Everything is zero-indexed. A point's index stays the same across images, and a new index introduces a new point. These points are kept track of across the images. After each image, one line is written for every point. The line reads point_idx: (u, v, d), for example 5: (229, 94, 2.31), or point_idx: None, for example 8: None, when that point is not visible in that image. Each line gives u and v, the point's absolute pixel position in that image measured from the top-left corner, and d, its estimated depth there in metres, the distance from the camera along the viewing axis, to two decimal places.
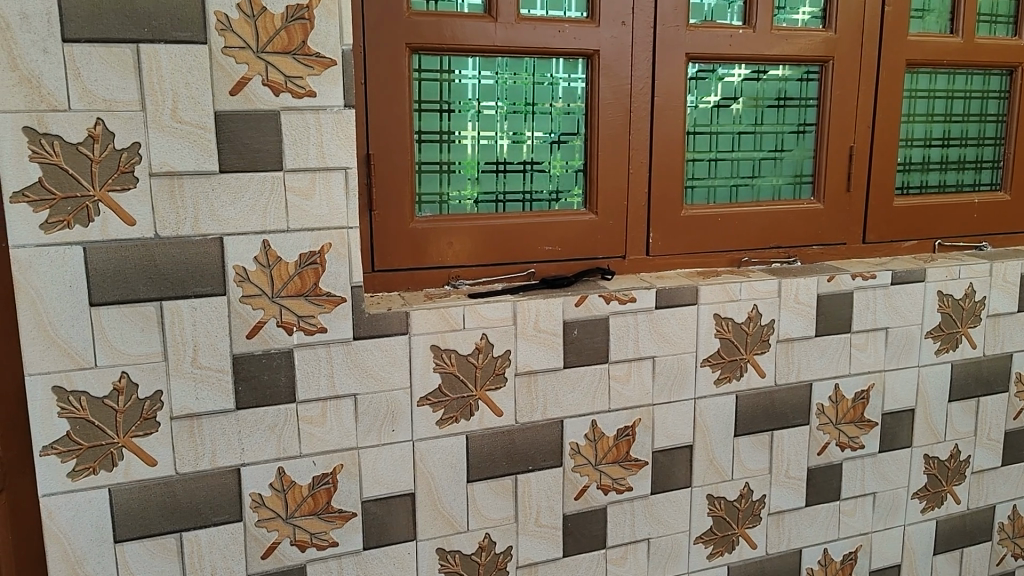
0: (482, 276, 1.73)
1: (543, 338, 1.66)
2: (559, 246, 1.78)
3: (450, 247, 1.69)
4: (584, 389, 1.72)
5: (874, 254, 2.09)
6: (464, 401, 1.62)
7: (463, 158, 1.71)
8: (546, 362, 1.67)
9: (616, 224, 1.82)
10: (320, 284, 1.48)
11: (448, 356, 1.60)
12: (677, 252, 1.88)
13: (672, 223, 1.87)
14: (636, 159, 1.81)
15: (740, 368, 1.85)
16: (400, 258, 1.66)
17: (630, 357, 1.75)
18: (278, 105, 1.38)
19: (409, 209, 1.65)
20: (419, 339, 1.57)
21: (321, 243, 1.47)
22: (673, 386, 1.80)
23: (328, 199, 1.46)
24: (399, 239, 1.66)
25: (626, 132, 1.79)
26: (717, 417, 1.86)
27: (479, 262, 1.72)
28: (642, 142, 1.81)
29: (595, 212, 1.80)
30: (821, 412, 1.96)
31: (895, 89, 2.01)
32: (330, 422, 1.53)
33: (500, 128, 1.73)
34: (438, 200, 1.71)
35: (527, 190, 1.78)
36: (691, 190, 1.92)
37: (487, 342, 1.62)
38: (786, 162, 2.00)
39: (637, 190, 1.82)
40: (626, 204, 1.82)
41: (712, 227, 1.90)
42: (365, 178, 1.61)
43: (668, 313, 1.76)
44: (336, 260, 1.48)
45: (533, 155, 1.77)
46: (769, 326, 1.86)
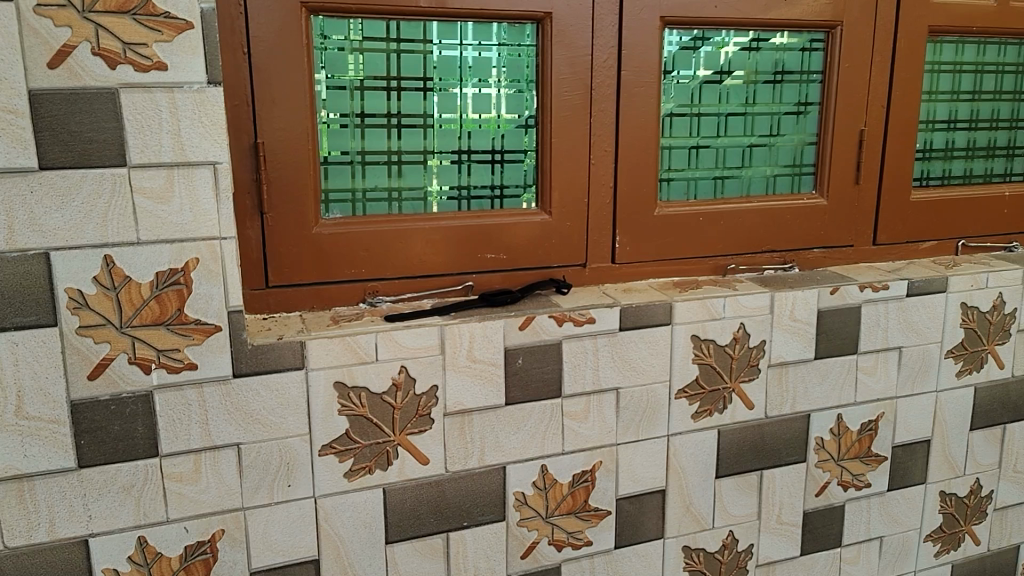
0: (406, 291, 1.42)
1: (478, 370, 1.35)
2: (503, 254, 1.46)
3: (365, 257, 1.38)
4: (531, 429, 1.41)
5: (886, 257, 1.77)
6: (378, 448, 1.32)
7: (382, 146, 1.39)
8: (482, 399, 1.37)
9: (573, 226, 1.50)
10: (185, 311, 1.17)
11: (357, 395, 1.29)
12: (649, 259, 1.57)
13: (644, 224, 1.55)
14: (598, 147, 1.48)
15: (723, 399, 1.54)
16: (300, 271, 1.35)
17: (588, 390, 1.44)
18: (114, 81, 1.08)
19: (311, 210, 1.34)
20: (319, 375, 1.26)
21: (184, 258, 1.16)
22: (641, 423, 1.49)
23: (192, 203, 1.15)
24: (299, 248, 1.34)
25: (586, 114, 1.46)
26: (695, 457, 1.55)
27: (402, 274, 1.41)
28: (607, 127, 1.48)
29: (548, 212, 1.48)
30: (820, 447, 1.65)
31: (915, 62, 1.68)
32: (205, 479, 1.23)
33: (429, 110, 1.41)
34: (350, 198, 1.39)
35: (464, 185, 1.46)
36: (669, 184, 1.59)
37: (407, 377, 1.31)
38: (782, 148, 1.67)
39: (600, 185, 1.50)
40: (586, 202, 1.50)
41: (692, 228, 1.58)
42: (253, 172, 1.29)
43: (635, 336, 1.45)
44: (206, 280, 1.18)
45: (472, 142, 1.45)
46: (758, 348, 1.54)
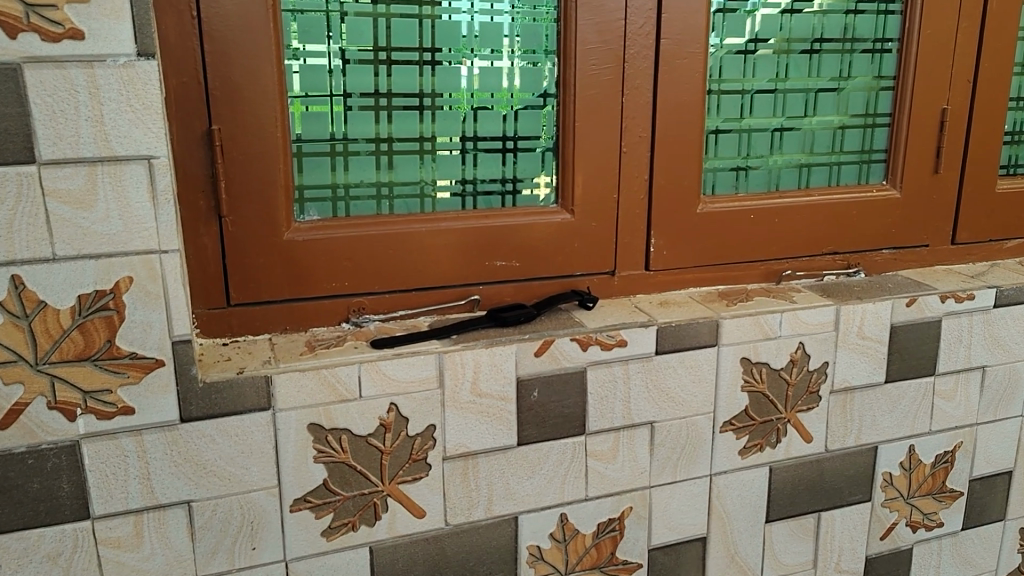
0: (398, 307, 1.19)
1: (484, 406, 1.12)
2: (516, 261, 1.22)
3: (347, 267, 1.15)
4: (549, 473, 1.18)
5: (965, 259, 1.51)
6: (364, 501, 1.09)
7: (368, 133, 1.15)
8: (490, 439, 1.13)
9: (599, 228, 1.25)
10: (117, 342, 0.95)
11: (337, 439, 1.06)
12: (690, 265, 1.32)
13: (684, 224, 1.29)
14: (630, 132, 1.23)
15: (777, 432, 1.29)
16: (269, 285, 1.12)
17: (616, 425, 1.20)
18: (15, 53, 0.84)
19: (281, 211, 1.10)
20: (289, 417, 1.03)
21: (114, 278, 0.93)
22: (680, 462, 1.25)
23: (122, 209, 0.92)
24: (267, 257, 1.11)
25: (617, 92, 1.21)
26: (742, 500, 1.31)
27: (392, 287, 1.18)
28: (641, 108, 1.23)
29: (569, 211, 1.24)
30: (887, 484, 1.41)
31: (1009, 27, 1.40)
32: (149, 545, 1.01)
33: (426, 87, 1.16)
34: (330, 196, 1.15)
35: (469, 178, 1.22)
36: (715, 175, 1.33)
37: (397, 416, 1.08)
38: (850, 132, 1.40)
39: (632, 179, 1.25)
40: (615, 199, 1.25)
41: (741, 228, 1.33)
42: (208, 166, 1.06)
43: (674, 360, 1.20)
44: (143, 305, 0.95)
45: (478, 127, 1.20)
46: (819, 371, 1.29)
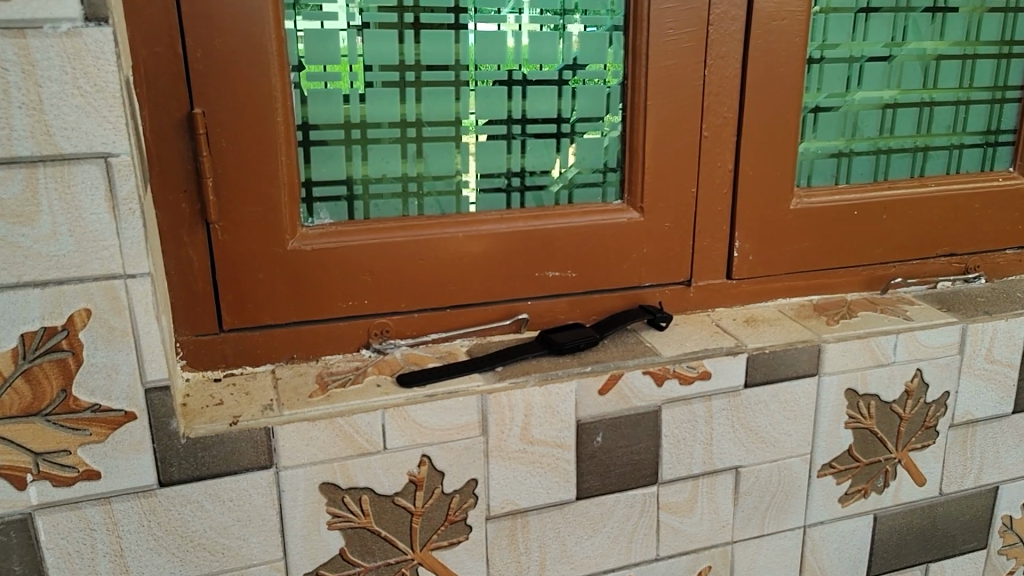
0: (430, 328, 0.97)
1: (536, 456, 0.91)
2: (571, 271, 1.01)
3: (366, 282, 0.93)
4: (613, 530, 0.97)
5: None
6: (389, 571, 0.90)
7: (392, 115, 0.92)
8: (543, 495, 0.92)
9: (674, 229, 1.03)
10: (74, 392, 0.75)
11: (356, 501, 0.86)
12: (779, 272, 1.09)
13: (775, 224, 1.06)
14: (713, 112, 1.00)
15: (884, 474, 1.07)
16: (272, 306, 0.91)
17: (695, 473, 0.98)
18: None
19: (284, 214, 0.89)
20: (296, 477, 0.83)
21: (67, 312, 0.72)
22: (769, 513, 1.04)
23: (73, 222, 0.70)
24: (268, 272, 0.90)
25: (698, 62, 0.98)
26: (839, 554, 1.09)
27: (423, 304, 0.96)
28: (727, 82, 1.00)
29: (638, 209, 1.01)
30: (1006, 529, 1.19)
31: None
32: None
33: (464, 57, 0.93)
34: (345, 194, 0.93)
35: (516, 169, 0.99)
36: (812, 162, 1.10)
37: (430, 471, 0.88)
38: (974, 108, 1.15)
39: (713, 169, 1.02)
40: (693, 193, 1.02)
41: (843, 228, 1.10)
42: (191, 161, 0.84)
43: (766, 394, 0.98)
44: (106, 344, 0.74)
45: (527, 105, 0.98)
46: (937, 403, 1.07)
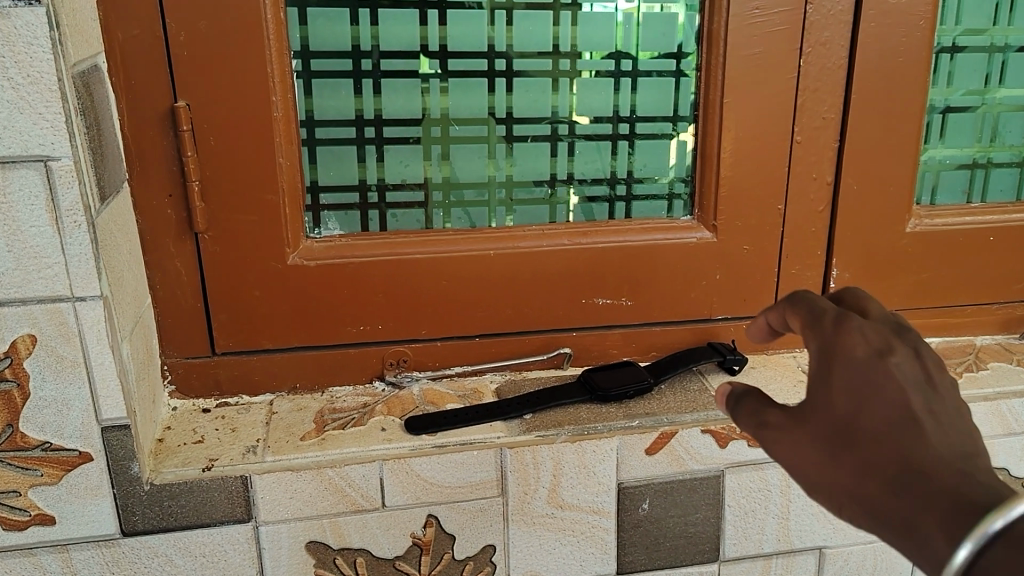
0: (455, 359, 0.84)
1: (568, 522, 0.76)
2: (626, 299, 0.85)
3: (380, 305, 0.81)
4: None
5: None
6: None
7: (413, 110, 0.79)
8: (575, 569, 0.77)
9: (753, 253, 0.85)
10: (21, 427, 0.65)
11: (350, 563, 0.74)
12: (887, 308, 0.89)
13: (884, 250, 0.87)
14: (808, 113, 0.82)
15: None
16: (269, 328, 0.79)
17: (767, 552, 0.81)
18: None
19: (283, 225, 0.77)
20: (278, 533, 0.71)
21: (9, 336, 0.63)
22: None
23: (11, 236, 0.61)
24: (264, 290, 0.78)
25: (791, 51, 0.80)
26: None
27: (447, 332, 0.83)
28: (828, 75, 0.81)
29: (708, 227, 0.84)
30: None
31: None
32: None
33: (498, 41, 0.78)
34: (358, 202, 0.80)
35: (561, 177, 0.83)
36: (935, 175, 0.89)
37: (438, 534, 0.74)
38: None
39: (806, 181, 0.84)
40: (779, 210, 0.84)
41: (972, 257, 0.89)
42: (176, 163, 0.74)
43: None
44: (55, 375, 0.64)
45: (576, 101, 0.81)
46: None
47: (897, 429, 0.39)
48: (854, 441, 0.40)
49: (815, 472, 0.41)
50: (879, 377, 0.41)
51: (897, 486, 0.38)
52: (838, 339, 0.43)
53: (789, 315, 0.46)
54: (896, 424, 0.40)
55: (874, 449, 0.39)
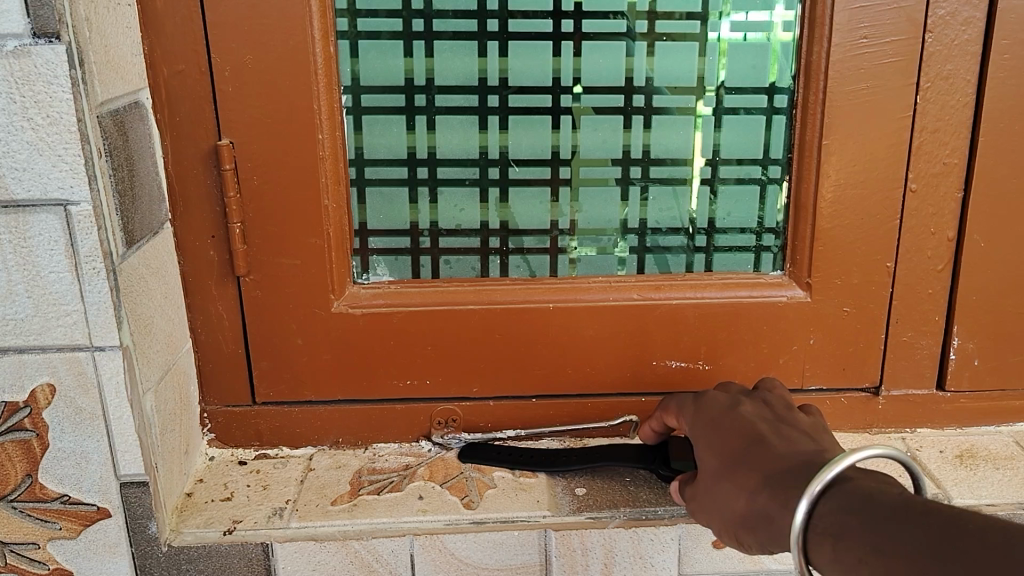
0: (509, 421, 0.76)
1: None
2: (702, 362, 0.75)
3: (429, 360, 0.75)
4: None
5: None
6: None
7: (470, 149, 0.73)
8: None
9: (855, 317, 0.74)
10: (40, 478, 0.62)
11: None
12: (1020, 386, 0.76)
13: (1017, 317, 0.74)
14: (926, 158, 0.70)
15: None
16: (312, 378, 0.75)
17: None
18: None
19: (329, 271, 0.72)
20: None
21: (28, 384, 0.60)
22: None
23: (30, 283, 0.58)
24: (307, 338, 0.74)
25: (905, 87, 0.69)
26: None
27: (500, 391, 0.76)
28: (950, 114, 0.69)
29: (801, 286, 0.74)
30: None
31: None
32: None
33: (564, 74, 0.71)
34: (409, 246, 0.75)
35: (633, 224, 0.75)
36: None
37: None
38: None
39: (921, 237, 0.72)
40: (888, 268, 0.73)
41: None
42: (219, 203, 0.70)
43: None
44: (74, 426, 0.61)
45: (651, 139, 0.73)
46: None
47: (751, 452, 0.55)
48: (728, 475, 0.56)
49: (739, 531, 0.55)
50: (736, 438, 0.58)
51: (771, 523, 0.51)
52: (729, 406, 0.62)
53: (718, 392, 0.65)
54: (748, 451, 0.56)
55: (740, 491, 0.54)
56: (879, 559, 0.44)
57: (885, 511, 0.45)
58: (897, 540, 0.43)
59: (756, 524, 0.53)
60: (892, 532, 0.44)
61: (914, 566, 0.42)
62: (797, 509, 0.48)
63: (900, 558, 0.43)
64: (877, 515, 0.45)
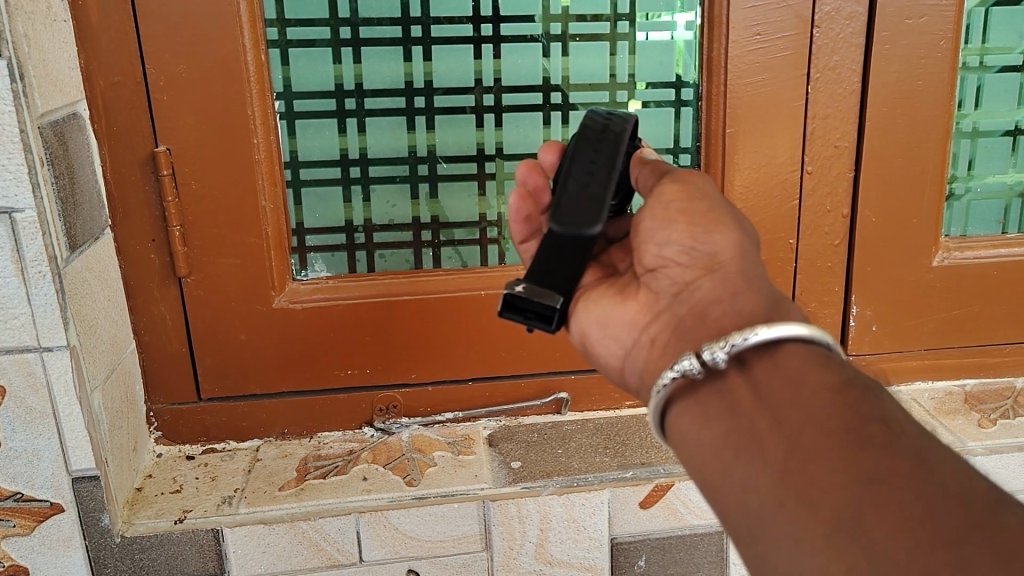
0: (447, 404, 0.81)
1: None
2: None
3: (368, 350, 0.78)
4: None
5: None
6: None
7: (400, 148, 0.77)
8: None
9: None
10: None
11: None
12: (915, 348, 0.83)
13: (909, 286, 0.81)
14: (820, 142, 0.77)
15: None
16: (256, 374, 0.78)
17: None
18: None
19: (268, 268, 0.76)
20: None
21: None
22: None
23: None
24: (249, 334, 0.77)
25: (798, 78, 0.75)
26: None
27: (438, 377, 0.80)
28: (839, 101, 0.76)
29: None
30: None
31: None
32: None
33: (485, 75, 0.75)
34: (345, 242, 0.79)
35: None
36: (963, 204, 0.84)
37: None
38: None
39: (818, 214, 0.79)
40: (791, 244, 0.79)
41: (1007, 292, 0.83)
42: (159, 207, 0.73)
43: None
44: (25, 425, 0.64)
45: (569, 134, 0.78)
46: None
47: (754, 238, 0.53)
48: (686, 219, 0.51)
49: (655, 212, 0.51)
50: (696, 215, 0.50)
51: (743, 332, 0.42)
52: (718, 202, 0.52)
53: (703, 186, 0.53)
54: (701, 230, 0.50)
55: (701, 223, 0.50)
56: (859, 430, 0.35)
57: (899, 406, 0.37)
58: (906, 429, 0.35)
59: (720, 283, 0.48)
60: (902, 421, 0.35)
61: (907, 455, 0.33)
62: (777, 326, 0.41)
63: (890, 438, 0.34)
64: (861, 387, 0.37)
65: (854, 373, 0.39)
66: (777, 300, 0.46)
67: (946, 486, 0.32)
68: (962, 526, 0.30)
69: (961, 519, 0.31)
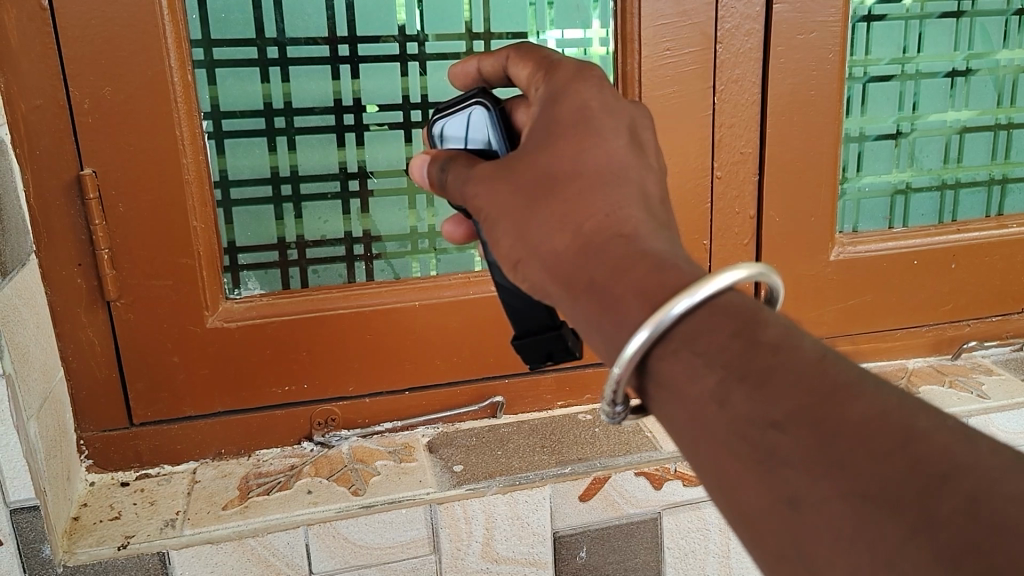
0: (387, 414, 0.82)
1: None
2: None
3: (305, 365, 0.79)
4: None
5: None
6: None
7: (330, 164, 0.78)
8: None
9: None
10: None
11: None
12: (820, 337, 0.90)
13: (811, 279, 0.88)
14: (727, 148, 0.83)
15: None
16: (191, 395, 0.77)
17: None
18: None
19: (201, 288, 0.76)
20: None
21: None
22: None
23: None
24: (183, 355, 0.76)
25: (704, 89, 0.80)
26: None
27: (377, 388, 0.81)
28: (742, 111, 0.82)
29: None
30: None
31: None
32: None
33: (413, 92, 0.78)
34: (277, 258, 0.79)
35: None
36: (856, 203, 0.92)
37: None
38: None
39: (728, 216, 0.85)
40: (704, 245, 0.85)
41: (897, 281, 0.90)
42: (85, 230, 0.72)
43: None
44: None
45: None
46: None
47: (581, 153, 0.45)
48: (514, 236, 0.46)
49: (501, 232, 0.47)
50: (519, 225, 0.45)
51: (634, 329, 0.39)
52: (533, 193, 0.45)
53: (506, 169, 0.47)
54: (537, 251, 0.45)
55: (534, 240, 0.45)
56: (765, 441, 0.34)
57: (793, 369, 0.34)
58: (802, 422, 0.33)
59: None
60: (795, 409, 0.33)
61: (816, 468, 0.32)
62: (650, 320, 0.38)
63: (797, 445, 0.33)
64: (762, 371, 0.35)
65: (740, 335, 0.37)
66: (595, 287, 0.42)
67: (861, 485, 0.30)
68: (901, 537, 0.29)
69: (895, 530, 0.29)
